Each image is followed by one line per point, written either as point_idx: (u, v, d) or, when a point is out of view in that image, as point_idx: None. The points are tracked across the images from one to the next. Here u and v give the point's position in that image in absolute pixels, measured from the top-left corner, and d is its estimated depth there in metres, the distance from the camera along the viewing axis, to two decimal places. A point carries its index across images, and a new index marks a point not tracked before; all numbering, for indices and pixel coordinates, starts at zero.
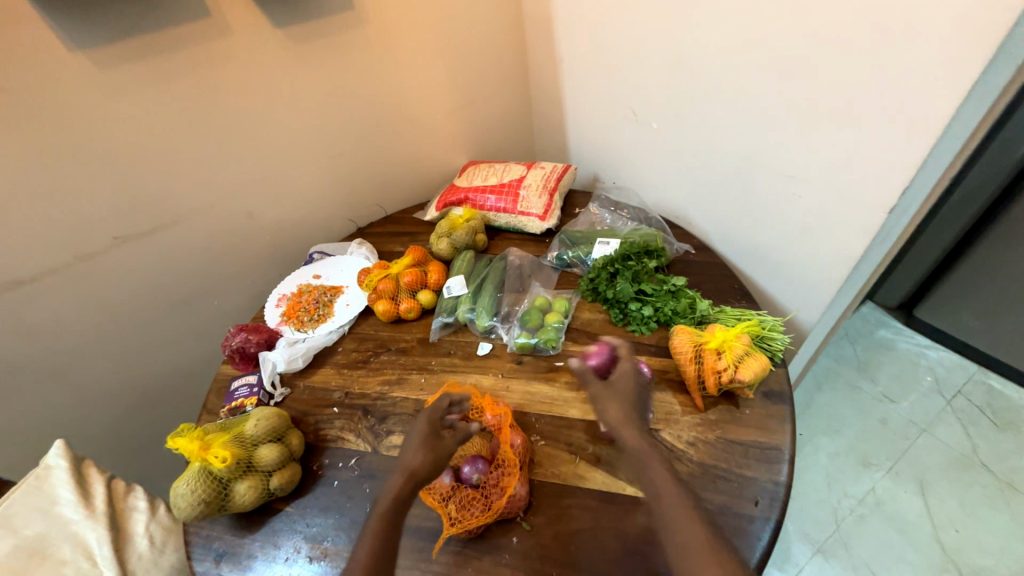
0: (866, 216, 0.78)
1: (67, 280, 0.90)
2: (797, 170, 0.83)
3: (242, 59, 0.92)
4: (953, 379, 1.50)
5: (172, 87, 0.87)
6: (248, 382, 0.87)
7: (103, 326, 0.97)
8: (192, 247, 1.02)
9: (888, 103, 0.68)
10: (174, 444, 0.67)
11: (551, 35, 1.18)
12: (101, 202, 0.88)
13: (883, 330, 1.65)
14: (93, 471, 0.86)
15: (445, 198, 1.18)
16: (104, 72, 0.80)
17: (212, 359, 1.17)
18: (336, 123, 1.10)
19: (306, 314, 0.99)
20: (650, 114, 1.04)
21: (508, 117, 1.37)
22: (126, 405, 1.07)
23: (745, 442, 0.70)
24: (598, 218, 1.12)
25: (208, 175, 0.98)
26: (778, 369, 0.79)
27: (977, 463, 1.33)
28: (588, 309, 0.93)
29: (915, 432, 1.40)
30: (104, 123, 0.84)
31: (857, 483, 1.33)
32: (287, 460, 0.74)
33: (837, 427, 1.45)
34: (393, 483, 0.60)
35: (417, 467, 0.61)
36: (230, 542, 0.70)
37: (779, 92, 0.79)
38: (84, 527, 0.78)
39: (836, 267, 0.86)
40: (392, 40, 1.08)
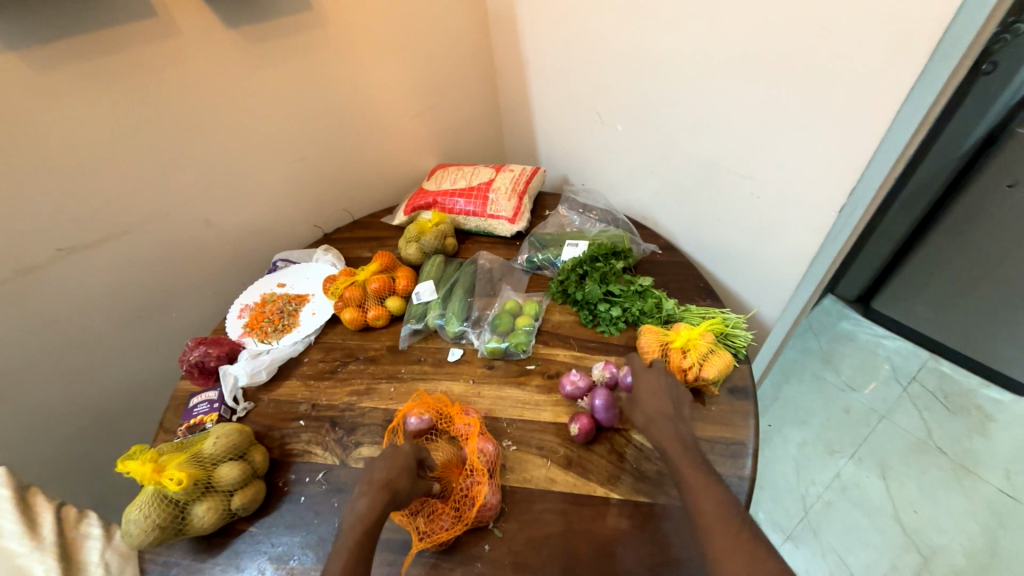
0: (819, 213, 0.81)
1: (7, 296, 0.84)
2: (754, 170, 0.86)
3: (194, 60, 0.88)
4: (908, 367, 1.58)
5: (117, 90, 0.83)
6: (208, 398, 0.84)
7: (48, 343, 0.91)
8: (145, 257, 0.97)
9: (837, 105, 0.71)
10: (125, 468, 0.63)
11: (516, 37, 1.18)
12: (43, 212, 0.83)
13: (843, 322, 1.72)
14: (40, 499, 0.81)
15: (413, 202, 1.16)
16: (42, 74, 0.76)
17: (172, 373, 1.12)
18: (297, 127, 1.07)
19: (270, 324, 0.96)
20: (614, 115, 1.05)
21: (475, 119, 1.37)
22: (78, 426, 1.01)
23: (711, 438, 0.71)
24: (567, 220, 1.13)
25: (161, 182, 0.94)
26: (742, 365, 0.81)
27: (932, 446, 1.40)
28: (558, 311, 0.94)
29: (875, 419, 1.47)
30: (43, 129, 0.79)
31: (823, 470, 1.38)
32: (249, 478, 0.71)
33: (804, 417, 1.50)
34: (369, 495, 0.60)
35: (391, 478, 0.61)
36: (190, 567, 0.67)
37: (735, 93, 0.82)
38: (31, 559, 0.73)
39: (794, 263, 0.90)
40: (353, 41, 1.06)
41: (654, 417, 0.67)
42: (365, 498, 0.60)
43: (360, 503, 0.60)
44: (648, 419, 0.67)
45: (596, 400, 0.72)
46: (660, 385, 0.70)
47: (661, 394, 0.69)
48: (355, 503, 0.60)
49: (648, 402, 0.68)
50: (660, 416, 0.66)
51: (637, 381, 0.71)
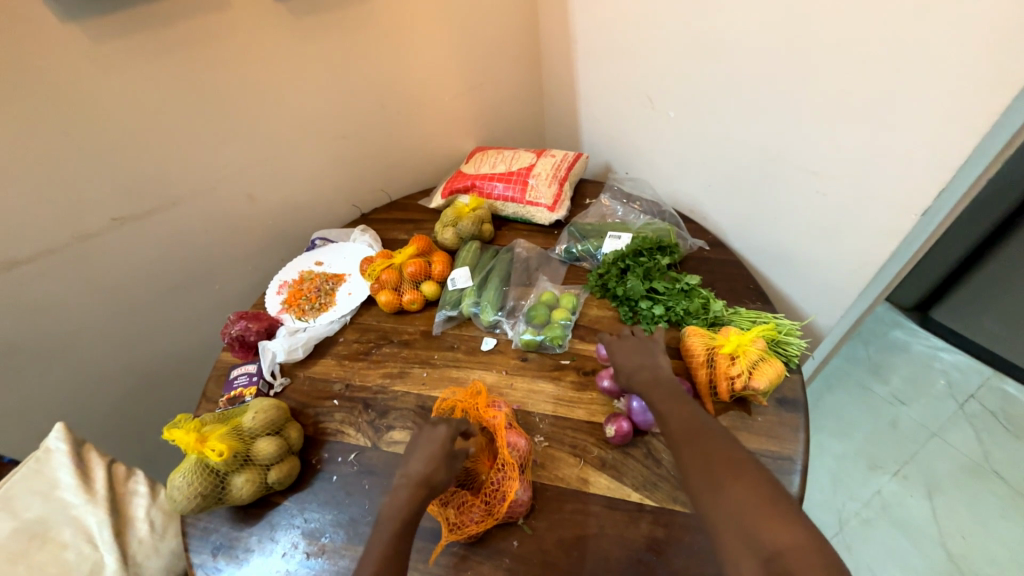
0: (895, 215, 0.73)
1: (65, 262, 0.88)
2: (821, 166, 0.79)
3: (240, 35, 0.88)
4: (967, 383, 1.47)
5: (168, 65, 0.83)
6: (248, 371, 0.86)
7: (101, 308, 0.95)
8: (191, 230, 1.00)
9: (925, 98, 0.63)
10: (171, 436, 0.65)
11: (565, 14, 1.12)
12: (98, 184, 0.86)
13: (897, 331, 1.61)
14: (94, 455, 0.85)
15: (451, 185, 1.14)
16: (97, 47, 0.77)
17: (215, 343, 1.16)
18: (339, 105, 1.06)
19: (307, 302, 0.97)
20: (667, 102, 0.99)
21: (516, 101, 1.32)
22: (128, 388, 1.07)
23: (755, 451, 0.67)
24: (610, 210, 1.08)
25: (208, 157, 0.95)
26: (793, 374, 0.76)
27: (989, 470, 1.30)
28: (596, 306, 0.90)
29: (925, 436, 1.38)
30: (98, 102, 0.80)
31: (863, 486, 1.31)
32: (285, 453, 0.72)
33: (845, 428, 1.42)
34: (406, 493, 0.59)
35: (430, 476, 0.60)
36: (228, 535, 0.70)
37: (806, 81, 0.75)
38: (85, 511, 0.78)
39: (857, 268, 0.83)
40: (397, 17, 1.03)
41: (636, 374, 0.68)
42: (405, 492, 0.59)
43: (399, 497, 0.59)
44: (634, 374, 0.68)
45: (633, 403, 0.69)
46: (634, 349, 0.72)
47: (636, 355, 0.71)
48: (394, 495, 0.60)
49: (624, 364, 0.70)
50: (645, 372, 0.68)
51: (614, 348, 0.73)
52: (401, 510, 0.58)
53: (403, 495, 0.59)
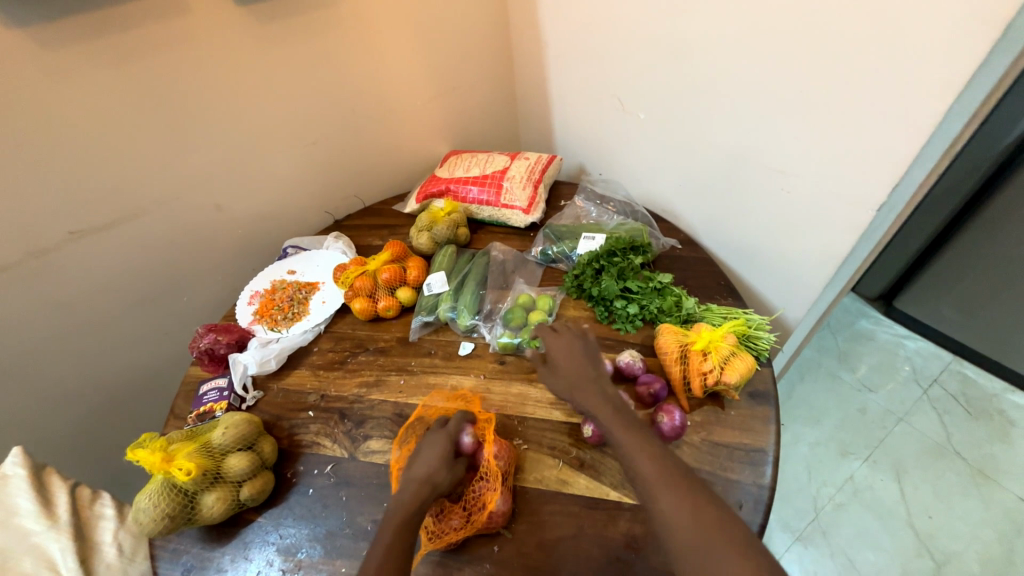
0: (854, 211, 0.76)
1: (17, 278, 0.84)
2: (785, 164, 0.81)
3: (201, 40, 0.85)
4: (929, 369, 1.53)
5: (124, 70, 0.80)
6: (218, 386, 0.83)
7: (59, 325, 0.91)
8: (155, 241, 0.96)
9: (878, 97, 0.66)
10: (135, 456, 0.63)
11: (535, 17, 1.13)
12: (52, 196, 0.82)
13: (863, 320, 1.67)
14: (55, 479, 0.81)
15: (426, 190, 1.13)
16: (46, 52, 0.73)
17: (184, 357, 1.13)
18: (308, 110, 1.04)
19: (279, 312, 0.94)
20: (637, 103, 1.00)
21: (489, 104, 1.32)
22: (91, 407, 1.02)
23: (729, 444, 0.69)
24: (584, 212, 1.09)
25: (170, 165, 0.92)
26: (764, 368, 0.78)
27: (951, 450, 1.36)
28: (573, 307, 0.91)
29: (892, 421, 1.43)
30: (49, 111, 0.77)
31: (837, 471, 1.35)
32: (258, 469, 0.70)
33: (818, 416, 1.47)
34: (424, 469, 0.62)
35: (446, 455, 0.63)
36: (199, 556, 0.67)
37: (767, 82, 0.77)
38: (46, 537, 0.74)
39: (821, 263, 0.86)
40: (366, 20, 1.01)
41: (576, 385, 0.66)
42: (421, 467, 0.62)
43: (415, 471, 0.62)
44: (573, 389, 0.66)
45: None
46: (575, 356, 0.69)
47: (575, 364, 0.69)
48: (410, 469, 0.62)
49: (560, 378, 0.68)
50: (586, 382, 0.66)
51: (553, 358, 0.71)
52: (418, 484, 0.61)
53: (421, 468, 0.62)
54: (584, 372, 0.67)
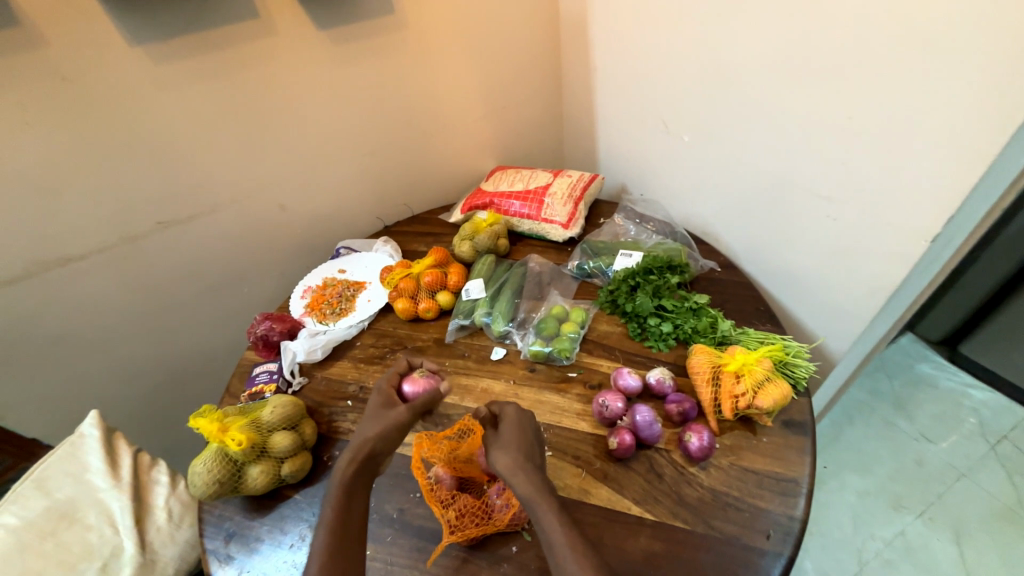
0: (907, 241, 0.74)
1: (112, 260, 0.95)
2: (832, 191, 0.80)
3: (286, 59, 0.96)
4: (998, 423, 1.40)
5: (219, 84, 0.92)
6: (269, 369, 0.90)
7: (140, 304, 1.02)
8: (226, 235, 1.07)
9: (934, 124, 0.64)
10: (195, 424, 0.70)
11: (587, 42, 1.18)
12: (148, 189, 0.94)
13: (923, 364, 1.55)
14: (122, 443, 0.90)
15: (471, 202, 1.19)
16: (159, 67, 0.85)
17: (240, 343, 1.22)
18: (370, 122, 1.13)
19: (328, 307, 1.01)
20: (682, 126, 1.02)
21: (537, 123, 1.38)
22: (158, 382, 1.13)
23: (759, 472, 0.67)
24: (623, 230, 1.11)
25: (248, 168, 1.03)
26: (801, 397, 0.75)
27: (1022, 515, 1.23)
28: (605, 321, 0.92)
29: (953, 476, 1.32)
30: (155, 116, 0.89)
31: (885, 524, 1.25)
32: (299, 448, 0.75)
33: (866, 462, 1.37)
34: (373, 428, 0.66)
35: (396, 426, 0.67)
36: (240, 524, 0.73)
37: (816, 108, 0.77)
38: (109, 495, 0.82)
39: (870, 294, 0.83)
40: (429, 43, 1.10)
41: (516, 469, 0.60)
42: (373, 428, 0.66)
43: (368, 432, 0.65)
44: (511, 470, 0.60)
45: (638, 416, 0.70)
46: (524, 433, 0.65)
47: (524, 443, 0.64)
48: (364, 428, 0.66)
49: (504, 456, 0.61)
50: (525, 468, 0.60)
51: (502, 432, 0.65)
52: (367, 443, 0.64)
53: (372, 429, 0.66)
54: (528, 449, 0.64)
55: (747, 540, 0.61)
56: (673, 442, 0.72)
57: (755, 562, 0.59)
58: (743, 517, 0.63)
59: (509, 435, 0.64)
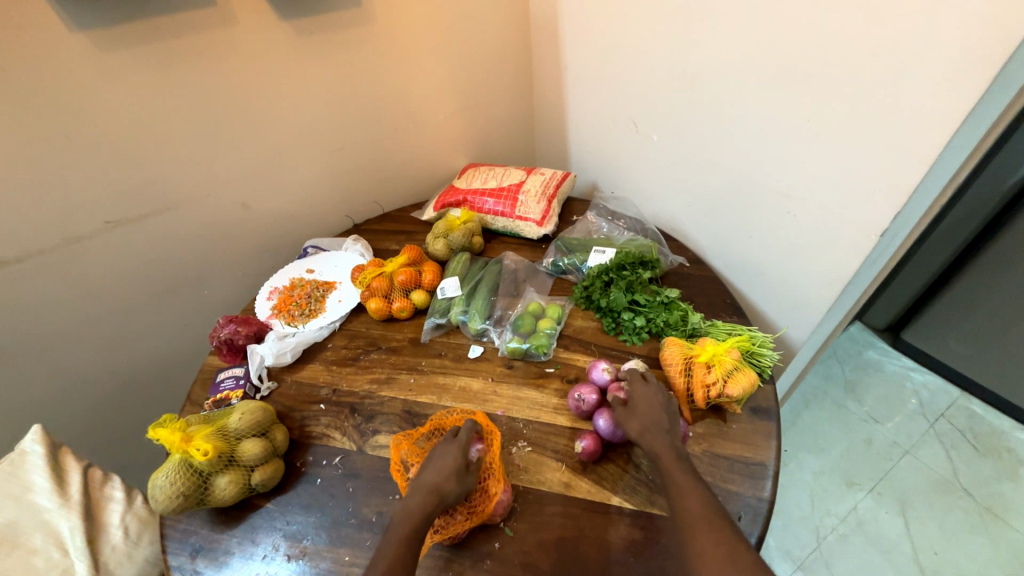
0: (859, 235, 0.79)
1: (53, 262, 0.88)
2: (792, 189, 0.84)
3: (245, 49, 0.92)
4: (937, 403, 1.52)
5: (172, 74, 0.86)
6: (235, 374, 0.86)
7: (86, 310, 0.95)
8: (183, 234, 1.01)
9: (881, 125, 0.69)
10: (155, 434, 0.66)
11: (557, 41, 1.19)
12: (94, 186, 0.87)
13: (871, 351, 1.67)
14: (70, 459, 0.83)
15: (444, 199, 1.18)
16: (104, 54, 0.79)
17: (199, 347, 1.16)
18: (337, 117, 1.09)
19: (297, 308, 0.98)
20: (651, 125, 1.04)
21: (508, 120, 1.37)
22: (107, 392, 1.06)
23: (730, 457, 0.70)
24: (595, 227, 1.13)
25: (205, 164, 0.97)
26: (767, 385, 0.79)
27: (958, 486, 1.35)
28: (581, 317, 0.94)
29: (898, 454, 1.42)
30: (101, 107, 0.83)
31: (840, 501, 1.34)
32: (270, 455, 0.73)
33: (822, 445, 1.46)
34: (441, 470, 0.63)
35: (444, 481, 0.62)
36: (208, 538, 0.69)
37: (776, 109, 0.81)
38: (57, 515, 0.76)
39: (826, 285, 0.88)
40: (398, 37, 1.08)
41: (646, 434, 0.66)
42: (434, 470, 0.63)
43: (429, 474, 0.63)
44: (641, 434, 0.67)
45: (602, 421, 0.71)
46: (654, 404, 0.69)
47: (654, 409, 0.68)
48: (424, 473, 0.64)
49: (633, 422, 0.68)
50: (652, 434, 0.66)
51: (632, 399, 0.70)
52: (438, 478, 0.62)
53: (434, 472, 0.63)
54: (659, 416, 0.68)
55: None
56: None
57: None
58: (717, 501, 0.66)
59: (637, 402, 0.70)
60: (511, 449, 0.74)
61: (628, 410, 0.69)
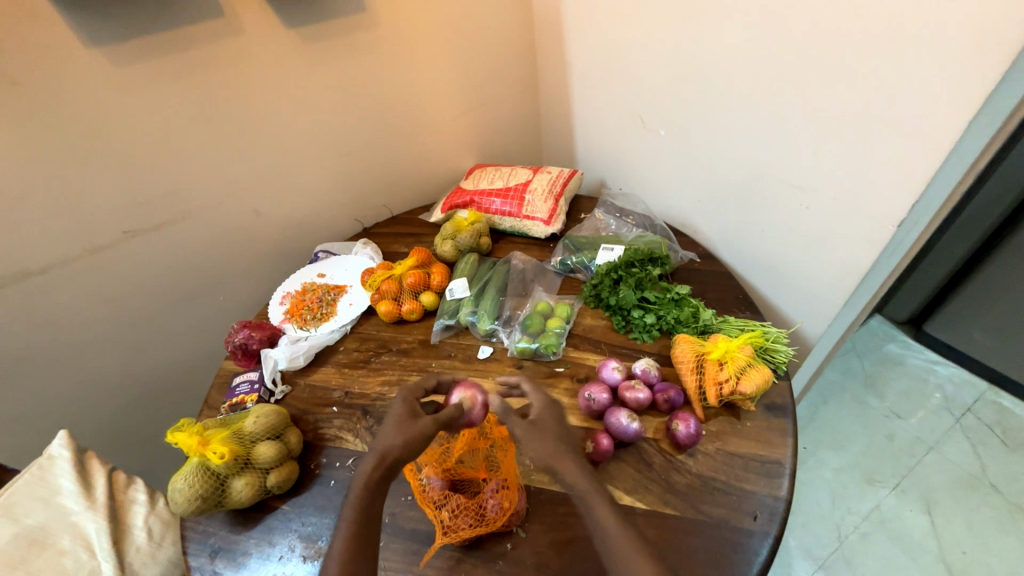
0: (875, 226, 0.76)
1: (75, 272, 0.91)
2: (805, 180, 0.83)
3: (253, 59, 0.93)
4: (962, 397, 1.47)
5: (184, 86, 0.88)
6: (250, 379, 0.88)
7: (107, 318, 0.98)
8: (198, 242, 1.03)
9: (896, 113, 0.67)
10: (174, 438, 0.67)
11: (561, 38, 1.18)
12: (112, 198, 0.90)
13: (892, 344, 1.62)
14: (95, 463, 0.86)
15: (451, 201, 1.18)
16: (118, 69, 0.82)
17: (216, 353, 1.19)
18: (345, 123, 1.11)
19: (309, 312, 0.99)
20: (658, 120, 1.03)
21: (515, 120, 1.37)
22: (129, 397, 1.09)
23: (744, 455, 0.69)
24: (603, 224, 1.12)
25: (217, 173, 0.99)
26: (781, 381, 0.78)
27: (986, 483, 1.30)
28: (590, 316, 0.93)
29: (923, 450, 1.38)
30: (116, 121, 0.85)
31: (862, 499, 1.30)
32: (285, 458, 0.74)
33: (842, 441, 1.43)
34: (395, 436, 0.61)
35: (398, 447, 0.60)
36: (226, 539, 0.71)
37: (786, 100, 0.79)
38: (84, 517, 0.78)
39: (842, 278, 0.86)
40: (403, 40, 1.08)
41: (552, 457, 0.59)
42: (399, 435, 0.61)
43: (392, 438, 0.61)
44: (551, 457, 0.59)
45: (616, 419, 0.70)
46: (558, 425, 0.64)
47: (559, 431, 0.63)
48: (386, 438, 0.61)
49: (542, 442, 0.61)
50: (563, 456, 0.59)
51: (540, 419, 0.64)
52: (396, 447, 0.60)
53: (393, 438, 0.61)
54: (565, 439, 0.62)
55: (736, 522, 0.63)
56: (660, 432, 0.73)
57: (744, 543, 0.61)
58: (731, 500, 0.65)
59: (546, 423, 0.63)
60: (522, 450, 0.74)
61: (533, 429, 0.63)
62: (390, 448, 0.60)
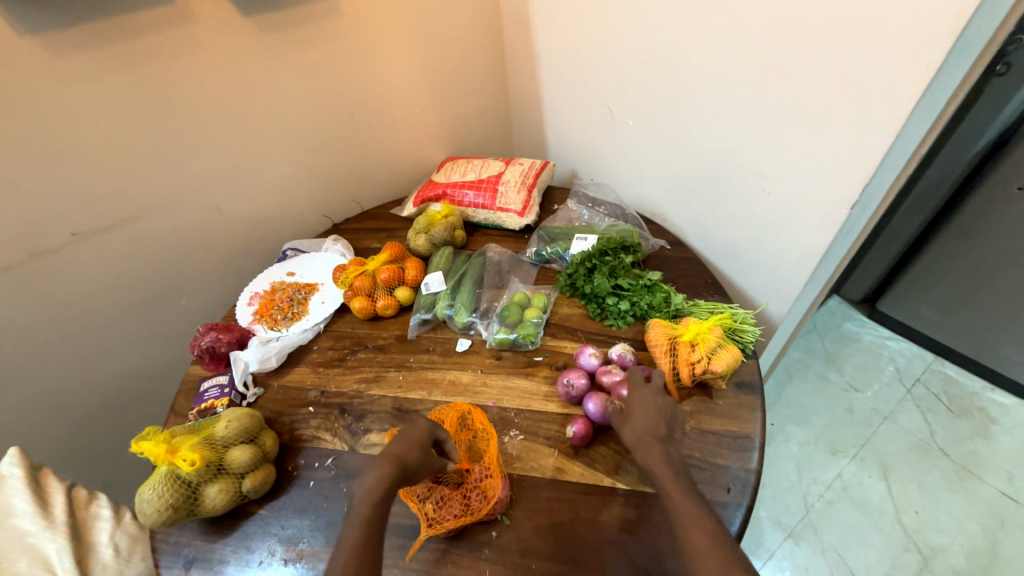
0: (830, 210, 0.81)
1: (19, 279, 0.85)
2: (766, 167, 0.86)
3: (208, 48, 0.89)
4: (912, 369, 1.58)
5: (133, 77, 0.83)
6: (219, 383, 0.85)
7: (57, 326, 0.92)
8: (156, 243, 0.98)
9: (847, 100, 0.71)
10: (140, 447, 0.64)
11: (528, 30, 1.18)
12: (58, 198, 0.84)
13: (849, 322, 1.72)
14: (52, 480, 0.81)
15: (423, 194, 1.17)
16: (58, 58, 0.76)
17: (180, 358, 1.13)
18: (309, 115, 1.07)
19: (279, 312, 0.96)
20: (626, 111, 1.05)
21: (484, 112, 1.36)
22: (87, 409, 1.03)
23: (718, 432, 0.72)
24: (576, 215, 1.13)
25: (174, 169, 0.94)
26: (750, 360, 0.81)
27: (935, 447, 1.40)
28: (566, 304, 0.94)
29: (878, 420, 1.47)
30: (58, 114, 0.79)
31: (825, 469, 1.38)
32: (260, 462, 0.72)
33: (806, 416, 1.50)
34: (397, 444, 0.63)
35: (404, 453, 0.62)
36: (201, 548, 0.68)
37: (747, 89, 0.82)
38: (42, 538, 0.74)
39: (802, 260, 0.90)
40: (367, 30, 1.06)
41: (639, 442, 0.63)
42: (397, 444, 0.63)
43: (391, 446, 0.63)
44: (637, 443, 0.63)
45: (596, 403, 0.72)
46: (653, 407, 0.66)
47: (654, 413, 0.66)
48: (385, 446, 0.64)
49: (632, 427, 0.65)
50: (652, 440, 0.63)
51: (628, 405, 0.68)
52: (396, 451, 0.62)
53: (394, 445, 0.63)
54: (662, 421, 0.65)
55: (711, 495, 0.65)
56: None
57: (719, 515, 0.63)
58: (707, 475, 0.67)
59: (636, 406, 0.67)
60: (504, 439, 0.74)
61: (625, 417, 0.67)
62: (401, 455, 0.62)
